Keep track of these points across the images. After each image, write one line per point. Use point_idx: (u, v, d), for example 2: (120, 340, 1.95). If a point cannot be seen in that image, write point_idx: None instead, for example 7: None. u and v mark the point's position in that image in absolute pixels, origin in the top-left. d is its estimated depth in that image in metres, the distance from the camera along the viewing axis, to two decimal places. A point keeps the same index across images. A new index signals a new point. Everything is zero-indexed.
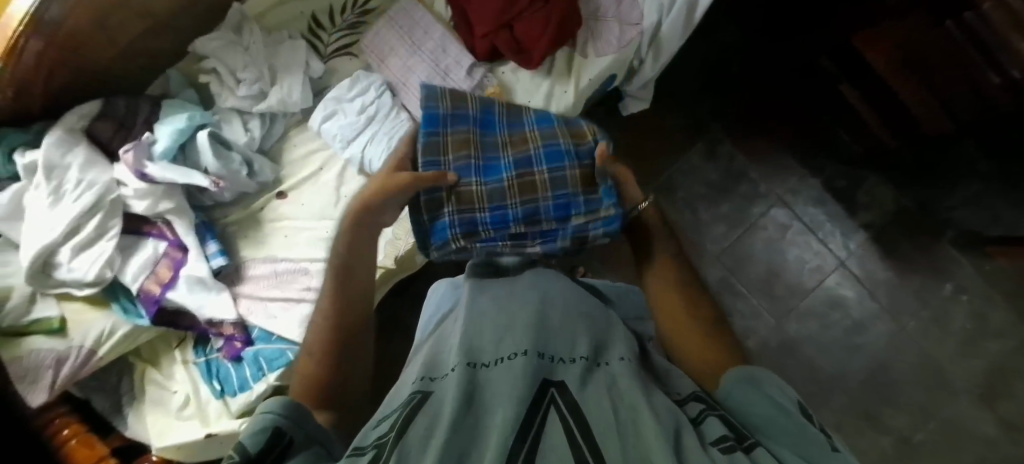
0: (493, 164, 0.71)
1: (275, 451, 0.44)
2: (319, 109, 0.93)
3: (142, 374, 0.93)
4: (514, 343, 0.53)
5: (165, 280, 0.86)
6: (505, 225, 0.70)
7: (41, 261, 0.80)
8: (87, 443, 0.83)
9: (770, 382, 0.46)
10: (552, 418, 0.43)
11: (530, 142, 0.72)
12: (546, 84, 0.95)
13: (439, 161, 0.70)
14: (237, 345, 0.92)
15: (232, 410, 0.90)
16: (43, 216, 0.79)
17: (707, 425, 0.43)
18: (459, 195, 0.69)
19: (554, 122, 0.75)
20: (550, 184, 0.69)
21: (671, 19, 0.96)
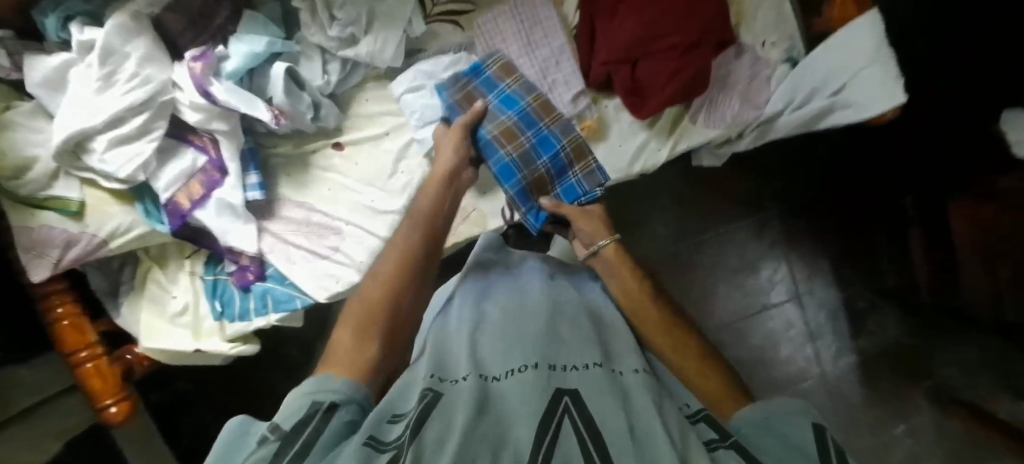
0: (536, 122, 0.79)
1: (312, 422, 0.42)
2: (406, 77, 0.84)
3: (145, 271, 0.91)
4: (524, 354, 0.50)
5: (196, 197, 0.82)
6: (529, 124, 0.78)
7: (74, 142, 0.73)
8: (79, 327, 0.85)
9: (783, 421, 0.43)
10: (566, 430, 0.39)
11: (570, 141, 0.78)
12: (643, 136, 0.86)
13: (524, 96, 0.80)
14: (249, 277, 0.91)
15: (226, 333, 0.91)
16: (86, 99, 0.71)
17: (721, 452, 0.39)
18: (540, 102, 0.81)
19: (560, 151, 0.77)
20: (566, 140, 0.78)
21: (793, 117, 0.81)
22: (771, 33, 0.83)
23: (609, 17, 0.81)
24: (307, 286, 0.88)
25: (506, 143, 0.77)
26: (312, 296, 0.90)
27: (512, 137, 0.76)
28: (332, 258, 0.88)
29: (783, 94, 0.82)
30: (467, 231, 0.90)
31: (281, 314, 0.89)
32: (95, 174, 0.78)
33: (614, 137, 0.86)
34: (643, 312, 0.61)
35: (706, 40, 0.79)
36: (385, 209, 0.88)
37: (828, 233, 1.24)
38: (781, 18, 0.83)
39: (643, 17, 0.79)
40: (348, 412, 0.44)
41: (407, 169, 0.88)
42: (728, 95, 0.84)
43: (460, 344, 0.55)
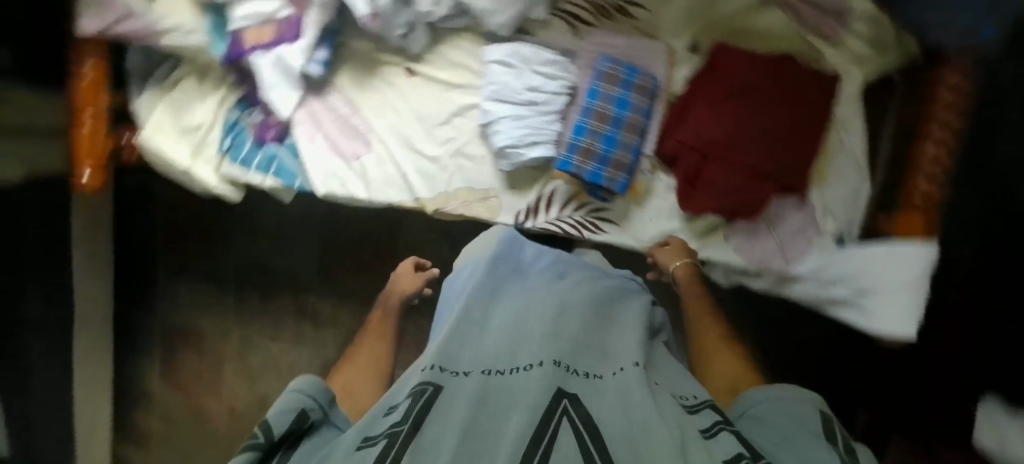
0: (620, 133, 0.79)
1: (292, 434, 0.48)
2: (504, 49, 0.81)
3: (180, 76, 0.92)
4: (531, 351, 0.51)
5: (262, 42, 0.83)
6: (615, 124, 0.79)
7: None
8: (93, 88, 0.84)
9: (780, 407, 0.52)
10: (565, 431, 0.41)
11: (620, 169, 0.80)
12: (675, 225, 0.85)
13: (638, 104, 0.78)
14: (268, 135, 0.91)
15: (219, 170, 0.93)
16: None
17: (719, 440, 0.44)
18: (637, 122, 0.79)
19: (608, 169, 0.79)
20: (621, 165, 0.80)
21: (810, 289, 0.82)
22: (838, 207, 0.81)
23: (709, 108, 0.79)
24: (313, 175, 0.90)
25: (590, 122, 0.79)
26: (312, 185, 0.91)
27: (594, 124, 0.78)
28: (350, 163, 0.89)
29: (812, 262, 0.82)
30: (479, 212, 0.89)
31: (275, 182, 0.91)
32: None
33: (650, 209, 0.86)
34: (712, 357, 0.65)
35: (776, 179, 0.79)
36: (419, 149, 0.88)
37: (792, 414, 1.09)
38: (855, 199, 0.81)
39: (738, 126, 0.77)
40: (326, 433, 0.50)
41: (458, 126, 0.87)
42: (770, 238, 0.84)
43: (465, 334, 0.56)
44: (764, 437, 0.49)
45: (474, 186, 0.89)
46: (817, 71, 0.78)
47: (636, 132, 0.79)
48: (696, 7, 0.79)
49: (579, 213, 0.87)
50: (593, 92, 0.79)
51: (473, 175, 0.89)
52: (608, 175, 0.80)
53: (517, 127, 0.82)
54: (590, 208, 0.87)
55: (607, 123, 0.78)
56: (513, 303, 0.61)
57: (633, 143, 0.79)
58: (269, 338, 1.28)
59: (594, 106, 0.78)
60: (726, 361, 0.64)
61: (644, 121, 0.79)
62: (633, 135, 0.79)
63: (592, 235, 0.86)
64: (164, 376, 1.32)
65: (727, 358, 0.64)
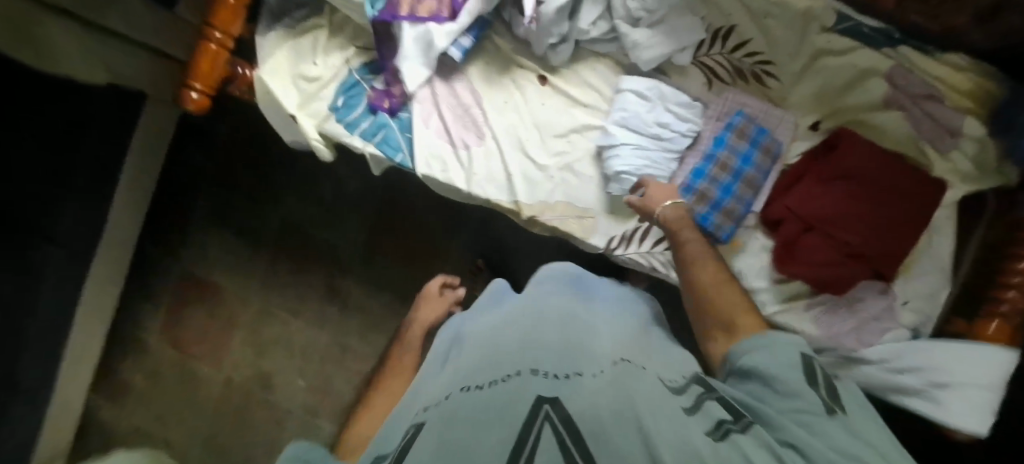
0: (738, 184, 0.82)
1: None
2: (644, 81, 0.84)
3: (313, 27, 0.91)
4: (504, 365, 0.47)
5: (417, 13, 0.84)
6: (735, 175, 0.82)
7: None
8: (232, 16, 0.83)
9: (761, 358, 0.51)
10: (544, 434, 0.37)
11: (730, 217, 0.82)
12: (761, 284, 0.86)
13: (761, 162, 0.82)
14: (384, 104, 0.90)
15: (321, 125, 0.91)
16: None
17: (705, 416, 0.42)
18: (756, 179, 0.82)
19: (719, 214, 0.81)
20: (732, 215, 0.82)
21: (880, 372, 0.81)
22: (915, 299, 0.84)
23: (820, 182, 0.82)
24: (417, 151, 0.89)
25: (713, 167, 0.82)
26: (415, 163, 0.90)
27: (716, 170, 0.82)
28: (459, 151, 0.89)
29: (886, 348, 0.82)
30: (573, 229, 0.88)
31: (377, 150, 0.90)
32: None
33: (740, 264, 0.86)
34: (719, 291, 0.64)
35: (870, 263, 0.81)
36: (530, 154, 0.89)
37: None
38: (931, 296, 0.84)
39: (845, 204, 0.80)
40: None
41: (574, 142, 0.89)
42: (848, 317, 0.84)
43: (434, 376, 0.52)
44: (751, 392, 0.49)
45: (573, 202, 0.89)
46: (920, 169, 0.81)
47: (751, 188, 0.82)
48: (828, 88, 0.84)
49: (671, 252, 0.87)
50: (721, 141, 0.82)
51: (577, 192, 0.89)
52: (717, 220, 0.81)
53: (637, 155, 0.83)
54: None
55: (726, 173, 0.82)
56: (482, 330, 0.58)
57: (747, 196, 0.82)
58: (291, 313, 1.22)
59: (721, 153, 0.81)
60: (730, 301, 0.62)
61: (762, 179, 0.82)
62: (748, 189, 0.82)
63: (679, 276, 0.86)
64: (165, 328, 1.24)
65: (734, 296, 0.63)
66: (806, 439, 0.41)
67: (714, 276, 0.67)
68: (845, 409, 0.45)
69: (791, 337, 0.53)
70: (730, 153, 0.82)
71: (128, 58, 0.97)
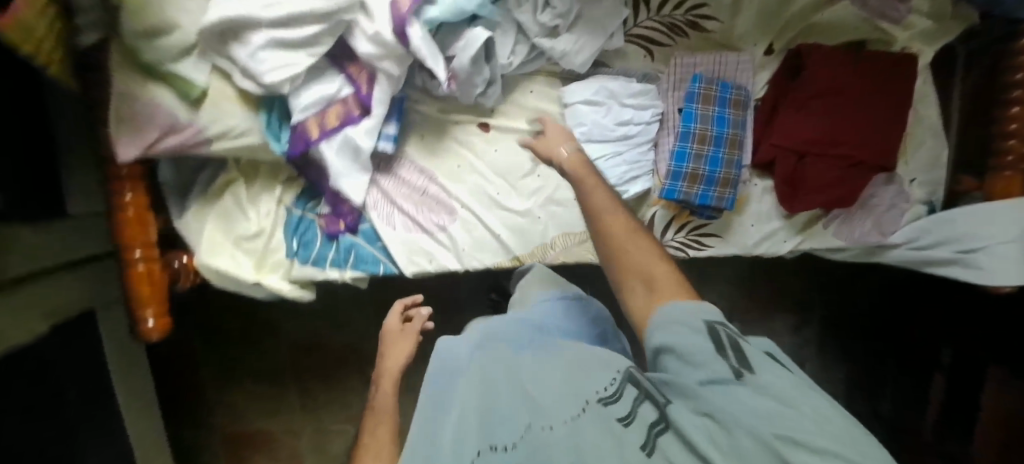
0: (722, 152, 0.77)
1: None
2: (587, 86, 0.77)
3: (226, 183, 0.81)
4: (463, 440, 0.51)
5: (328, 127, 0.75)
6: (716, 144, 0.76)
7: (232, 27, 0.66)
8: (142, 224, 0.75)
9: (679, 323, 0.49)
10: None
11: (727, 187, 0.77)
12: (776, 224, 0.84)
13: (735, 121, 0.77)
14: (340, 226, 0.83)
15: (290, 274, 0.84)
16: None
17: (638, 419, 0.45)
18: (737, 140, 0.77)
19: (717, 189, 0.77)
20: (728, 184, 0.77)
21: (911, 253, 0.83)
22: (922, 173, 0.83)
23: (797, 107, 0.78)
24: (397, 255, 0.83)
25: (693, 145, 0.76)
26: (400, 267, 0.84)
27: (697, 147, 0.76)
28: (437, 236, 0.83)
29: (911, 228, 0.83)
30: (583, 255, 0.84)
31: (357, 273, 0.84)
32: (235, 67, 0.69)
33: (750, 215, 0.84)
34: (633, 245, 0.59)
35: (872, 164, 0.79)
36: (507, 205, 0.83)
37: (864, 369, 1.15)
38: (935, 163, 0.83)
39: (830, 120, 0.77)
40: None
41: (545, 174, 0.83)
42: (865, 217, 0.84)
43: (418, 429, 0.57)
44: (674, 365, 0.48)
45: (570, 232, 0.84)
46: (884, 52, 0.78)
47: (737, 147, 0.77)
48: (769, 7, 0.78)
49: (682, 234, 0.83)
50: (690, 116, 0.76)
51: (569, 220, 0.83)
52: (717, 196, 0.77)
53: (613, 163, 0.78)
54: (691, 229, 0.84)
55: (708, 145, 0.76)
56: (447, 395, 0.60)
57: (736, 159, 0.77)
58: (347, 425, 1.19)
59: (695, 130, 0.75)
60: (647, 261, 0.58)
61: (743, 136, 0.77)
62: (735, 151, 0.77)
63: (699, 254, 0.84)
64: None
65: (650, 255, 0.58)
66: (718, 408, 0.42)
67: (627, 227, 0.60)
68: (752, 367, 0.45)
69: (698, 304, 0.51)
70: (704, 124, 0.76)
71: (56, 291, 0.89)
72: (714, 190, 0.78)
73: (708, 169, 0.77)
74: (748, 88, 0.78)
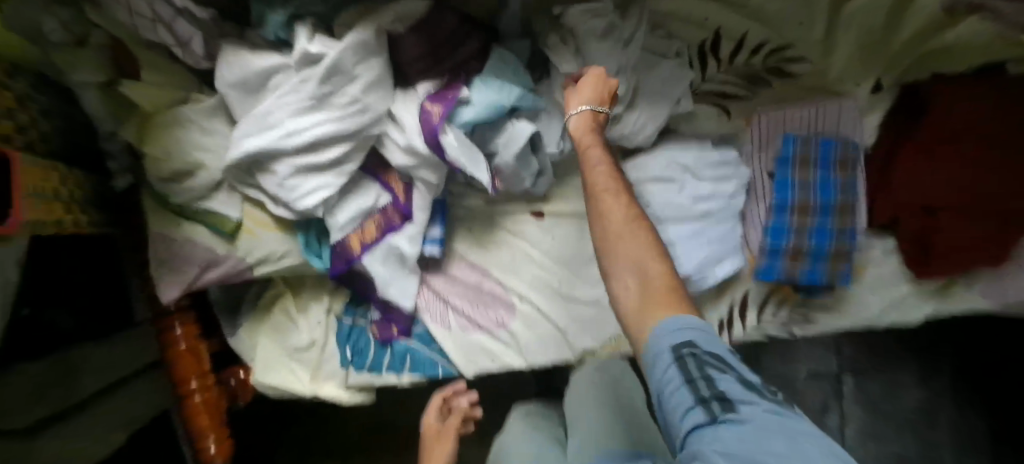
0: (830, 223, 0.66)
1: None
2: (654, 162, 0.68)
3: (277, 295, 0.78)
4: None
5: (369, 241, 0.69)
6: (823, 214, 0.65)
7: (253, 160, 0.61)
8: (197, 355, 0.72)
9: (660, 349, 0.45)
10: None
11: (840, 260, 0.67)
12: (888, 292, 0.72)
13: (841, 185, 0.66)
14: (394, 331, 0.77)
15: (346, 382, 0.80)
16: (277, 119, 0.58)
17: None
18: (847, 207, 0.66)
19: (828, 266, 0.67)
20: (842, 257, 0.67)
21: None
22: None
23: (913, 163, 0.64)
24: (456, 357, 0.77)
25: (795, 221, 0.66)
26: (460, 369, 0.78)
27: (800, 222, 0.66)
28: (496, 336, 0.76)
29: None
30: None
31: (417, 377, 0.79)
32: (264, 197, 0.64)
33: (857, 284, 0.71)
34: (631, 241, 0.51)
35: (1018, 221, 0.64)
36: (571, 298, 0.74)
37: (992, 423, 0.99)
38: None
39: (961, 178, 0.62)
40: None
41: None
42: (1004, 277, 0.69)
43: None
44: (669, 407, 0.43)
45: None
46: None
47: (848, 213, 0.66)
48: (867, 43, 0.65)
49: (784, 311, 0.73)
50: (787, 187, 0.65)
51: None
52: (830, 273, 0.67)
53: (693, 246, 0.68)
54: (789, 306, 0.72)
55: (812, 217, 0.65)
56: None
57: (848, 228, 0.66)
58: None
59: (796, 203, 0.65)
60: (642, 252, 0.50)
61: (851, 197, 0.66)
62: (846, 218, 0.66)
63: (799, 332, 0.73)
64: None
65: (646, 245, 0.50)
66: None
67: (624, 213, 0.52)
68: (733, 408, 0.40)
69: (682, 321, 0.46)
70: (804, 194, 0.65)
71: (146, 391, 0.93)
72: (825, 266, 0.67)
73: (816, 245, 0.66)
74: (850, 146, 0.66)
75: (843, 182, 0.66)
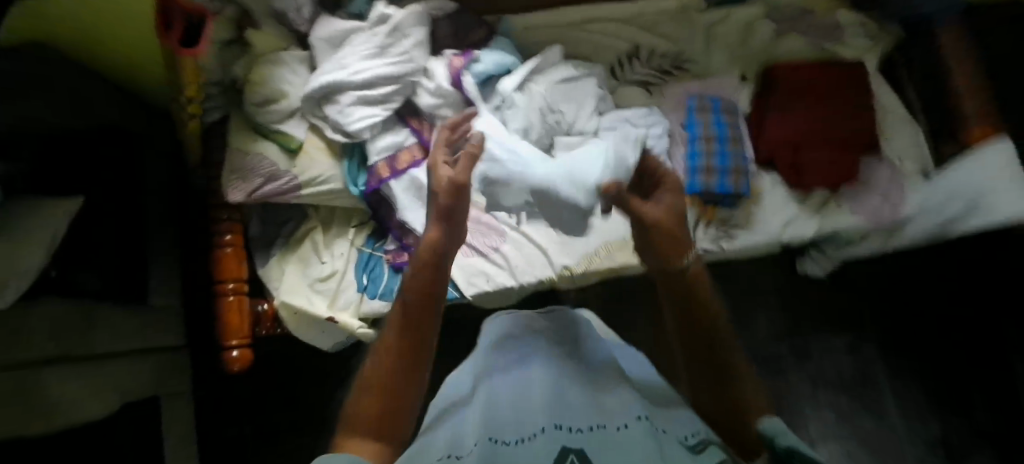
0: (726, 147, 0.91)
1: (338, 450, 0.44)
2: (608, 117, 0.94)
3: (308, 230, 0.95)
4: (531, 411, 0.47)
5: (397, 168, 0.88)
6: (719, 140, 0.92)
7: (327, 91, 0.85)
8: (237, 259, 0.85)
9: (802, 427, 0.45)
10: None
11: (739, 174, 0.90)
12: (794, 210, 0.93)
13: (730, 125, 0.93)
14: (405, 258, 0.91)
15: (359, 312, 0.90)
16: (352, 59, 0.85)
17: None
18: (736, 139, 0.92)
19: (731, 178, 0.89)
20: (740, 172, 0.90)
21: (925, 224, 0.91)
22: (907, 151, 0.96)
23: (781, 111, 0.95)
24: (458, 277, 0.91)
25: (704, 146, 0.91)
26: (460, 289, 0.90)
27: (706, 147, 0.91)
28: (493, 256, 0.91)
29: (919, 201, 0.92)
30: (625, 260, 0.90)
31: None
32: (325, 124, 0.87)
33: (767, 205, 0.94)
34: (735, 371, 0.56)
35: (858, 144, 0.93)
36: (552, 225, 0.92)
37: (929, 387, 1.14)
38: (915, 141, 0.96)
39: (812, 115, 0.93)
40: None
41: None
42: (872, 192, 0.93)
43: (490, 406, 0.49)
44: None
45: (612, 240, 0.92)
46: (839, 60, 0.98)
47: (738, 143, 0.92)
48: (733, 47, 1.02)
49: (710, 228, 0.92)
50: (692, 123, 0.93)
51: (596, 236, 0.92)
52: (733, 184, 0.89)
53: None
54: (716, 225, 0.93)
55: (714, 143, 0.91)
56: (512, 389, 0.53)
57: (739, 152, 0.92)
58: None
59: (699, 132, 0.92)
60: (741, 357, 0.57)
61: (740, 134, 0.93)
62: (737, 146, 0.92)
63: (730, 245, 0.91)
64: None
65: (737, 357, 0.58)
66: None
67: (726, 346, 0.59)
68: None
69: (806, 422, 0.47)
70: (704, 127, 0.92)
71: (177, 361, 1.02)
72: (730, 178, 0.90)
73: (719, 161, 0.90)
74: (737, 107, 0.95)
75: (731, 123, 0.93)
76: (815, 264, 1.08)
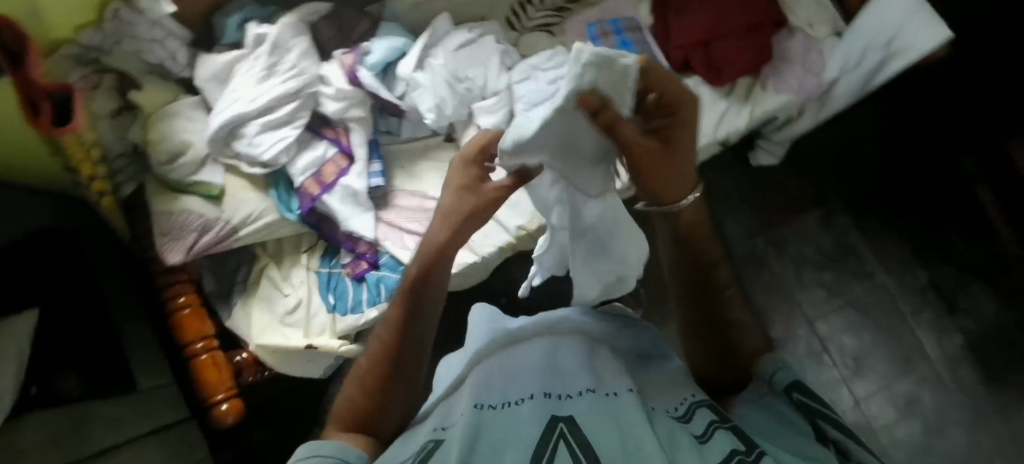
0: None
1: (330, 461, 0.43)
2: (515, 70, 0.92)
3: (262, 269, 0.93)
4: (524, 387, 0.48)
5: (325, 183, 0.87)
6: None
7: (230, 127, 0.83)
8: (199, 317, 0.84)
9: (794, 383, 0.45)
10: (561, 453, 0.37)
11: None
12: (725, 105, 0.92)
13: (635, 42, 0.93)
14: (363, 265, 0.91)
15: (335, 331, 0.89)
16: (244, 89, 0.83)
17: (715, 440, 0.40)
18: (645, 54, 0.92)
19: None
20: None
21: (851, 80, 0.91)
22: (814, 17, 0.96)
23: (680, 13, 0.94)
24: None
25: None
26: None
27: None
28: None
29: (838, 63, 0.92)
30: None
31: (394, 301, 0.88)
32: (240, 161, 0.85)
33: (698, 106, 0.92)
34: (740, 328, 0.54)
35: (764, 22, 0.92)
36: None
37: (905, 234, 1.15)
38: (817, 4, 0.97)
39: (711, 7, 0.92)
40: None
41: None
42: (791, 65, 0.93)
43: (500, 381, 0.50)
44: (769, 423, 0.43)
45: None
46: None
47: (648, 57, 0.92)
48: None
49: None
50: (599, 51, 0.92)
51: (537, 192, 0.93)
52: None
53: None
54: None
55: None
56: (516, 362, 0.53)
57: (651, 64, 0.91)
58: None
59: None
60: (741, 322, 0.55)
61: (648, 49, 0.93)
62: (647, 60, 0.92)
63: None
64: None
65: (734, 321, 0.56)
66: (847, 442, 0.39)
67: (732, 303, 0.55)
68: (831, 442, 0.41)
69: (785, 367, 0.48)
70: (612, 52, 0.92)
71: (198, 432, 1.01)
72: None
73: None
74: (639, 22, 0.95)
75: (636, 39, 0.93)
76: (767, 154, 1.08)
